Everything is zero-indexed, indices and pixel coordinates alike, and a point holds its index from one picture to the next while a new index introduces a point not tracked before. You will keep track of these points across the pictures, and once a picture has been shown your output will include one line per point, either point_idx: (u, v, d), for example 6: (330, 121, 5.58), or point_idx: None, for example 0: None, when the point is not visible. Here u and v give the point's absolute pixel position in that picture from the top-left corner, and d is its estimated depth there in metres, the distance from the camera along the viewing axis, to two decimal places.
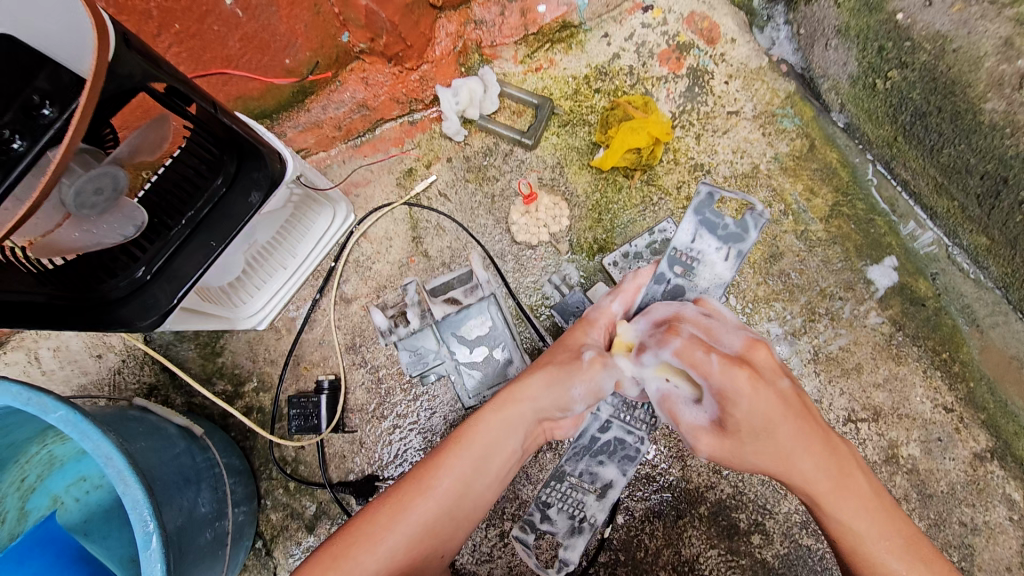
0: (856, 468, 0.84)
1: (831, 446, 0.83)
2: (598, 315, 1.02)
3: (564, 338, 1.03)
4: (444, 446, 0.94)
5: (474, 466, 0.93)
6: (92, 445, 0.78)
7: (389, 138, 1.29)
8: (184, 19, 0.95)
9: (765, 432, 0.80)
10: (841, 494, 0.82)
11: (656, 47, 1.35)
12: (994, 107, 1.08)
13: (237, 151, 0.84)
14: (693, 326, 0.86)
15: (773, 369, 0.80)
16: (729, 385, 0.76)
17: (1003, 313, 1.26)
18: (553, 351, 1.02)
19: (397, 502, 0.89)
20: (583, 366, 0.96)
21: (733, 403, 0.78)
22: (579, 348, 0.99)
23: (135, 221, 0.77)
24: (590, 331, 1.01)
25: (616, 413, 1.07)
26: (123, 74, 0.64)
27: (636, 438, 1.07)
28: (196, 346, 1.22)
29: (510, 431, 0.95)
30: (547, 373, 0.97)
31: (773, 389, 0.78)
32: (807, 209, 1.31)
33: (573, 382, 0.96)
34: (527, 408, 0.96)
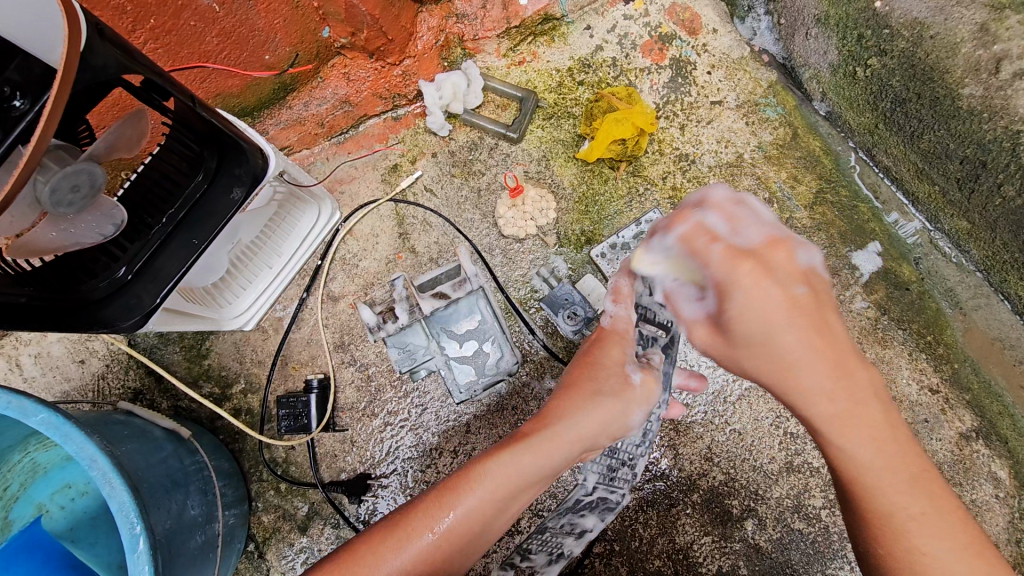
0: (851, 384, 0.78)
1: (834, 365, 0.78)
2: (623, 327, 0.96)
3: (599, 358, 0.93)
4: (462, 474, 0.83)
5: (497, 503, 0.82)
6: (75, 447, 0.76)
7: (372, 134, 1.29)
8: (159, 14, 0.89)
9: (756, 331, 0.80)
10: (849, 419, 0.78)
11: (639, 39, 1.35)
12: (971, 92, 1.10)
13: (218, 148, 0.83)
14: (716, 212, 0.88)
15: (786, 271, 0.80)
16: (728, 276, 0.80)
17: (986, 295, 1.28)
18: (593, 374, 0.91)
19: (402, 531, 0.79)
20: (638, 389, 0.91)
21: (729, 293, 0.80)
22: (624, 369, 0.92)
23: (114, 219, 0.76)
24: (624, 346, 0.95)
25: (602, 480, 1.04)
26: (95, 65, 0.62)
27: (617, 496, 1.05)
28: (181, 348, 1.21)
29: (548, 467, 0.85)
30: (599, 403, 0.88)
31: (774, 290, 0.79)
32: (792, 196, 1.32)
33: (631, 410, 0.90)
34: (572, 441, 0.86)
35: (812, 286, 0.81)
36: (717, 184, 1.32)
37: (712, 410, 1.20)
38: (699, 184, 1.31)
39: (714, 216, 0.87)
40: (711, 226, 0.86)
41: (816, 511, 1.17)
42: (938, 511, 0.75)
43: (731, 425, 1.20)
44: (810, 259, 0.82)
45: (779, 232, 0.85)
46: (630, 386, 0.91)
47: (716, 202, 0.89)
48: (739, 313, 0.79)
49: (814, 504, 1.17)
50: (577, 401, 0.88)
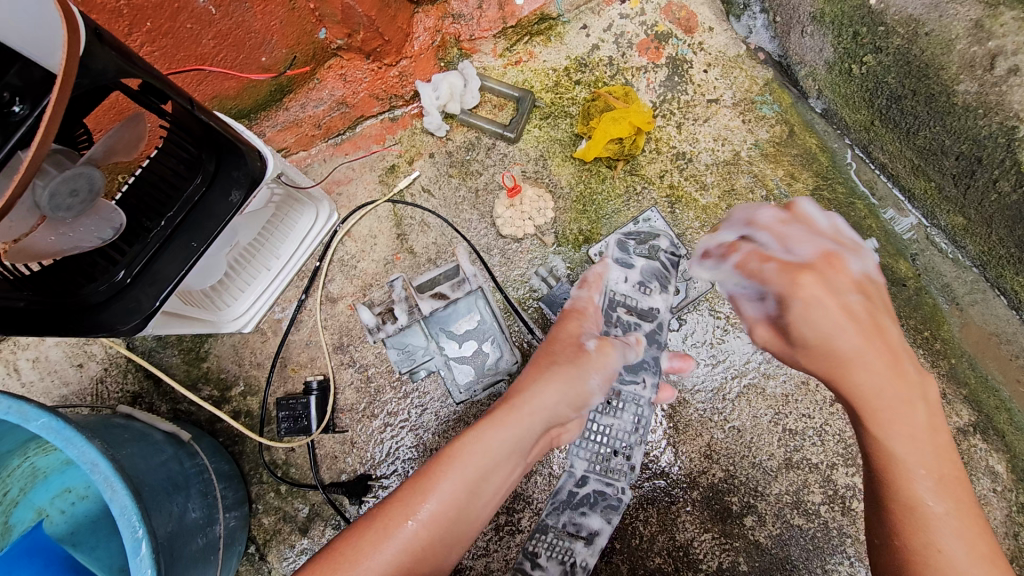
0: (921, 400, 0.82)
1: (896, 375, 0.82)
2: (582, 305, 1.09)
3: (555, 335, 1.04)
4: (436, 462, 0.87)
5: (472, 481, 0.86)
6: (75, 451, 0.76)
7: (369, 134, 1.29)
8: (156, 16, 0.88)
9: (813, 335, 0.86)
10: (892, 420, 0.81)
11: (635, 37, 1.35)
12: (966, 89, 1.11)
13: (216, 149, 0.82)
14: (766, 234, 1.00)
15: (842, 282, 0.88)
16: (789, 287, 0.88)
17: (982, 290, 1.29)
18: (550, 349, 1.01)
19: (384, 519, 0.82)
20: (591, 355, 1.00)
21: (790, 303, 0.88)
22: (577, 341, 1.02)
23: (112, 223, 0.75)
24: (581, 322, 1.06)
25: (594, 471, 1.11)
26: (96, 69, 0.62)
27: (615, 489, 1.10)
28: (180, 351, 1.21)
29: (515, 438, 0.90)
30: (553, 371, 0.97)
31: (835, 300, 0.86)
32: (789, 193, 1.32)
33: (585, 374, 0.98)
34: (537, 414, 0.92)
35: (869, 294, 0.90)
36: (715, 182, 1.32)
37: (711, 407, 1.21)
38: (696, 182, 1.32)
39: (767, 240, 0.98)
40: (765, 248, 0.97)
41: (815, 507, 1.17)
42: (986, 551, 0.74)
43: (730, 422, 1.20)
44: (862, 267, 0.92)
45: (836, 241, 0.98)
46: (583, 355, 1.00)
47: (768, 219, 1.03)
48: (800, 319, 0.86)
49: (814, 500, 1.17)
50: (536, 374, 0.97)
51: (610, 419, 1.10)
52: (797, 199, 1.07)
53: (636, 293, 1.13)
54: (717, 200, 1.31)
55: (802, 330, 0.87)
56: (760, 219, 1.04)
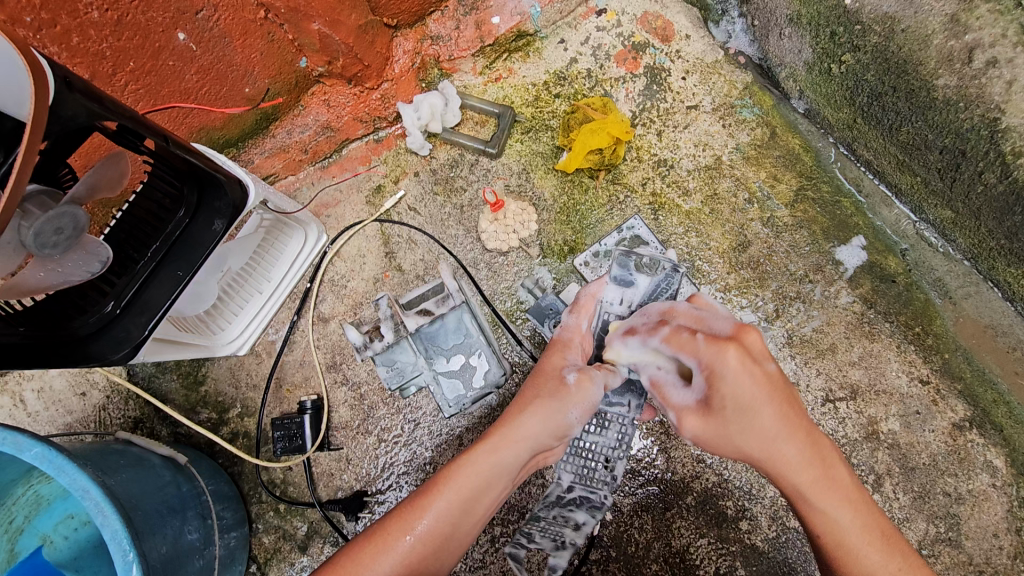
0: (837, 460, 0.84)
1: (811, 440, 0.83)
2: (569, 336, 1.05)
3: (541, 366, 1.03)
4: (431, 483, 0.89)
5: (463, 503, 0.88)
6: (68, 479, 0.78)
7: (355, 157, 1.31)
8: (138, 56, 0.91)
9: (750, 411, 0.82)
10: (825, 488, 0.82)
11: (613, 49, 1.38)
12: (946, 83, 1.07)
13: (197, 181, 0.85)
14: (684, 318, 0.91)
15: (761, 353, 0.84)
16: (716, 359, 0.81)
17: (974, 283, 1.28)
18: (534, 381, 1.00)
19: (381, 538, 0.83)
20: (573, 389, 0.97)
21: (721, 376, 0.81)
22: (560, 373, 0.99)
23: (100, 257, 0.79)
24: (566, 354, 1.03)
25: (579, 480, 1.09)
26: (65, 116, 0.65)
27: (600, 494, 1.09)
28: (178, 376, 1.24)
29: (503, 465, 0.91)
30: (536, 404, 0.96)
31: (761, 370, 0.81)
32: (772, 195, 1.33)
33: (566, 407, 0.96)
34: (524, 442, 0.93)
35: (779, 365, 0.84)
36: (697, 188, 1.33)
37: None
38: (678, 188, 1.33)
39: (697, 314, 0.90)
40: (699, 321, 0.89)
41: None
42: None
43: None
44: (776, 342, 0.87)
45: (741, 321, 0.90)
46: (566, 387, 0.97)
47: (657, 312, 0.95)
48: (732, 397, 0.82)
49: None
50: (520, 406, 0.97)
51: (593, 435, 1.08)
52: (696, 294, 0.98)
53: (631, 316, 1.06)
54: (700, 205, 1.33)
55: (734, 408, 0.82)
56: (677, 309, 0.93)
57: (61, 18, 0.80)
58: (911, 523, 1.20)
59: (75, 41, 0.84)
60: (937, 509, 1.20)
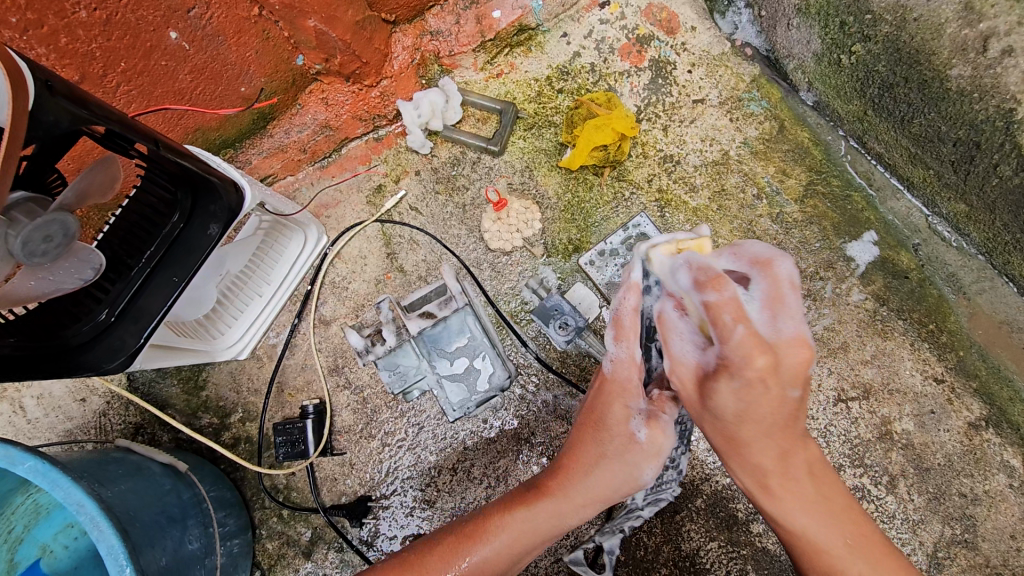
0: (809, 475, 0.81)
1: (784, 453, 0.80)
2: (626, 375, 0.91)
3: (603, 417, 0.92)
4: (477, 531, 0.89)
5: (512, 556, 0.89)
6: (62, 493, 0.77)
7: (355, 155, 1.29)
8: (129, 56, 0.89)
9: (736, 416, 0.77)
10: (782, 505, 0.82)
11: (617, 42, 1.34)
12: (960, 73, 1.03)
13: (191, 186, 0.83)
14: (766, 287, 0.81)
15: (794, 376, 0.76)
16: (739, 360, 0.73)
17: (989, 278, 1.25)
18: (599, 434, 0.92)
19: (420, 568, 0.87)
20: (644, 447, 0.90)
21: (732, 375, 0.74)
22: (628, 428, 0.90)
23: (91, 263, 0.77)
24: (623, 394, 0.91)
25: (648, 488, 1.06)
26: (47, 121, 0.63)
27: (668, 494, 1.07)
28: (179, 381, 1.22)
29: (558, 524, 0.90)
30: (601, 466, 0.91)
31: (777, 391, 0.75)
32: (781, 190, 1.30)
33: (639, 468, 0.90)
34: (582, 502, 0.90)
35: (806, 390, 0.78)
36: (704, 184, 1.30)
37: None
38: (685, 184, 1.30)
39: (756, 296, 0.81)
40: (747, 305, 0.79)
41: None
42: None
43: None
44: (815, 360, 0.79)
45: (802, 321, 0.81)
46: (635, 446, 0.90)
47: (779, 276, 0.81)
48: (725, 395, 0.76)
49: None
50: (584, 466, 0.92)
51: None
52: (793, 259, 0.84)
53: None
54: (708, 202, 1.30)
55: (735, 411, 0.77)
56: (773, 268, 0.82)
57: (47, 18, 0.77)
58: (926, 525, 1.17)
59: (64, 42, 0.81)
60: (952, 510, 1.18)
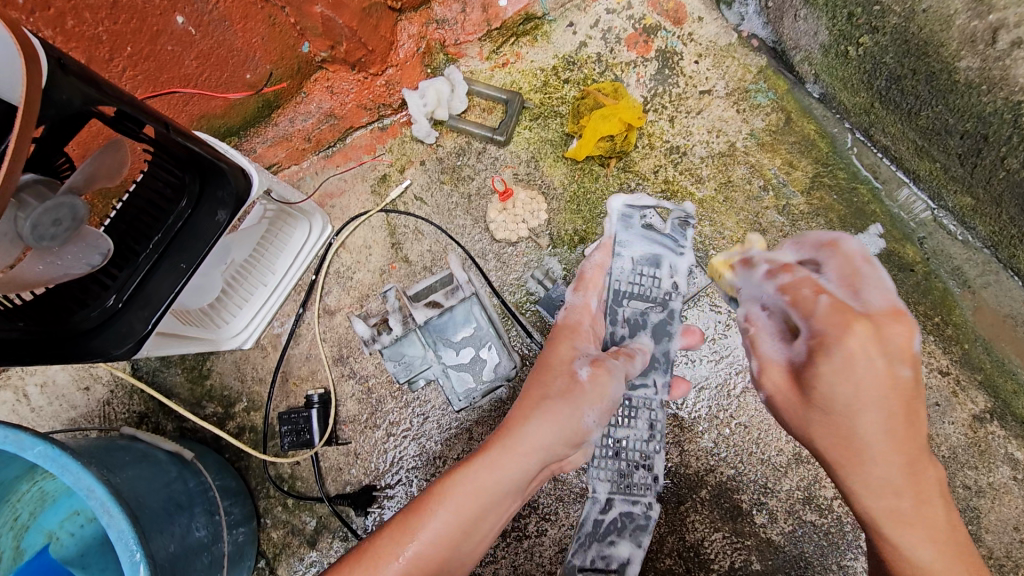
0: (936, 495, 0.81)
1: (912, 463, 0.80)
2: (576, 319, 1.07)
3: (546, 362, 1.02)
4: (427, 497, 0.88)
5: (464, 520, 0.87)
6: (71, 477, 0.76)
7: (360, 145, 1.28)
8: (136, 40, 0.88)
9: (841, 407, 0.81)
10: (907, 517, 0.80)
11: (623, 32, 1.34)
12: (969, 65, 1.02)
13: (199, 170, 0.83)
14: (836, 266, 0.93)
15: (901, 353, 0.80)
16: (829, 331, 0.80)
17: (995, 272, 1.25)
18: (541, 378, 1.00)
19: (371, 559, 0.83)
20: (585, 386, 0.98)
21: (828, 350, 0.80)
22: (571, 368, 1.00)
23: (100, 249, 0.77)
24: (576, 342, 1.04)
25: (617, 489, 1.10)
26: (60, 101, 0.62)
27: (642, 506, 1.10)
28: (183, 370, 1.22)
29: (507, 478, 0.90)
30: (543, 408, 0.96)
31: (885, 366, 0.79)
32: (787, 182, 1.30)
33: (580, 410, 0.97)
34: (530, 453, 0.92)
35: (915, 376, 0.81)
36: (710, 175, 1.30)
37: (717, 404, 1.18)
38: (691, 175, 1.30)
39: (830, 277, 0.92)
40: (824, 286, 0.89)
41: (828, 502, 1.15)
42: None
43: (736, 419, 1.18)
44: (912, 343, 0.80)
45: (891, 311, 0.83)
46: (575, 386, 0.98)
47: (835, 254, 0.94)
48: (835, 377, 0.80)
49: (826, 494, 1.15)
50: (526, 411, 0.96)
51: (624, 429, 1.11)
52: (840, 237, 0.97)
53: (637, 282, 1.11)
54: (714, 193, 1.29)
55: (825, 395, 0.81)
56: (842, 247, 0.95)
57: (54, 0, 0.77)
58: None
59: (70, 25, 0.80)
60: (956, 502, 1.18)
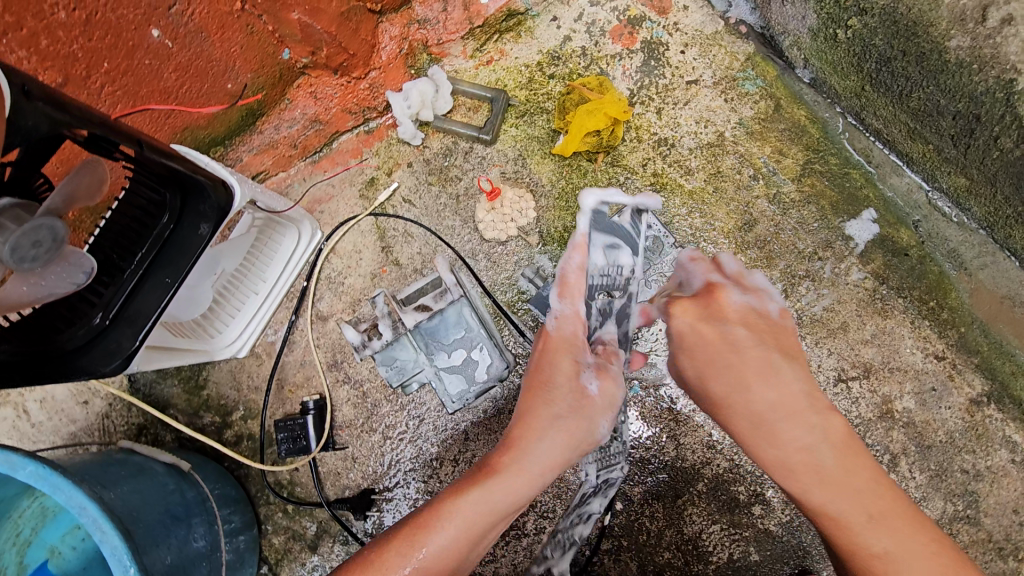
0: (825, 443, 0.93)
1: (822, 430, 0.93)
2: (569, 329, 1.05)
3: (549, 376, 1.01)
4: (434, 513, 0.88)
5: (471, 537, 0.88)
6: (64, 496, 0.77)
7: (346, 149, 1.28)
8: (112, 56, 0.88)
9: (765, 420, 0.94)
10: (818, 484, 0.91)
11: (608, 24, 1.32)
12: (959, 44, 1.01)
13: (179, 185, 0.83)
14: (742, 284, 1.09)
15: (788, 350, 1.00)
16: (739, 358, 0.97)
17: (990, 253, 1.23)
18: (545, 391, 1.00)
19: (378, 564, 0.85)
20: (591, 399, 1.01)
21: (686, 356, 1.01)
22: (575, 382, 1.01)
23: (83, 267, 0.77)
24: (570, 350, 1.03)
25: (599, 466, 1.12)
26: (26, 127, 0.62)
27: (617, 471, 1.13)
28: (180, 381, 1.23)
29: (515, 495, 0.91)
30: (552, 427, 0.97)
31: (761, 355, 0.98)
32: (778, 170, 1.28)
33: (586, 423, 0.99)
34: (538, 471, 0.94)
35: (751, 326, 1.01)
36: (700, 166, 1.29)
37: None
38: (680, 167, 1.29)
39: (742, 295, 1.04)
40: (733, 292, 1.05)
41: None
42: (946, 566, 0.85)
43: None
44: (746, 300, 1.04)
45: (733, 279, 1.08)
46: (583, 400, 1.00)
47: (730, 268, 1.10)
48: (727, 388, 0.96)
49: None
50: (534, 430, 0.96)
51: None
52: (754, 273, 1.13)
53: (611, 272, 1.08)
54: (704, 184, 1.28)
55: (728, 404, 0.97)
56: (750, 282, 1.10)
57: (26, 20, 0.76)
58: (928, 502, 1.18)
59: (44, 44, 0.80)
60: (954, 486, 1.18)
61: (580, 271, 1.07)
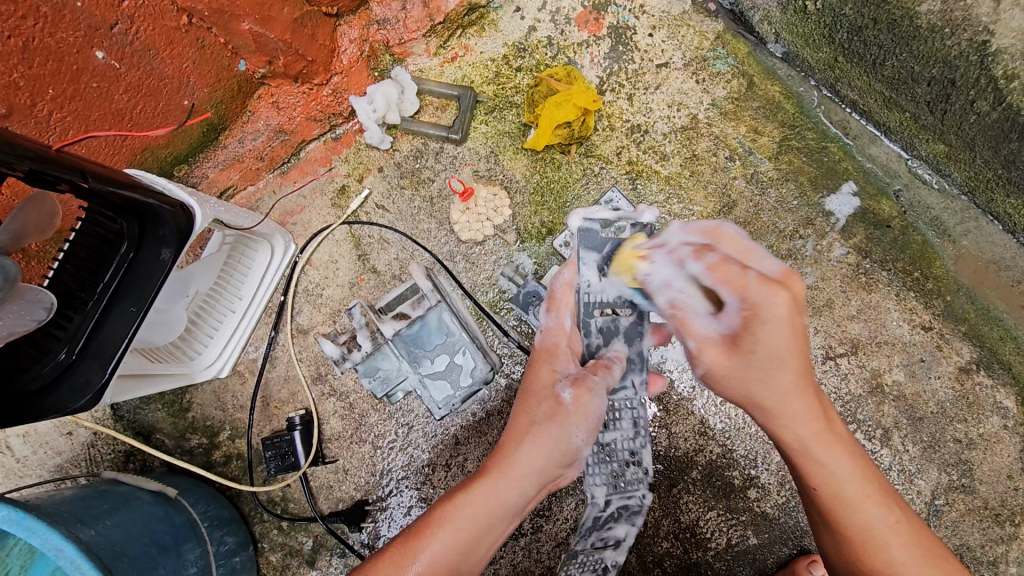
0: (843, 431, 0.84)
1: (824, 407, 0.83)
2: (553, 341, 1.00)
3: (530, 384, 0.97)
4: (426, 520, 0.87)
5: (462, 545, 0.85)
6: (40, 539, 0.77)
7: (314, 159, 1.26)
8: (57, 82, 0.85)
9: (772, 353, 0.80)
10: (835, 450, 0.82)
11: (573, 12, 1.29)
12: (930, 8, 1.00)
13: (136, 213, 0.81)
14: (730, 246, 0.92)
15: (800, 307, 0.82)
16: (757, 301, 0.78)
17: (973, 218, 1.22)
18: (527, 402, 0.95)
19: None
20: (569, 407, 0.92)
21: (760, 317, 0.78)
22: (554, 391, 0.94)
23: (42, 303, 0.76)
24: (556, 363, 0.98)
25: (613, 491, 1.00)
26: None
27: (637, 497, 1.00)
28: (163, 405, 1.21)
29: (500, 503, 0.88)
30: (533, 431, 0.92)
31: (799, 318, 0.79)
32: (754, 149, 1.26)
33: (568, 430, 0.92)
34: (524, 480, 0.90)
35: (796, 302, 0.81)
36: (675, 151, 1.27)
37: (700, 383, 1.17)
38: (655, 154, 1.27)
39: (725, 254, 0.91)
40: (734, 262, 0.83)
41: None
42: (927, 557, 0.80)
43: (720, 398, 1.17)
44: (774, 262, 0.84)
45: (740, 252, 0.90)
46: (561, 407, 0.92)
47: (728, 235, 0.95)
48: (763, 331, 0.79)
49: None
50: (516, 436, 0.93)
51: (611, 433, 0.99)
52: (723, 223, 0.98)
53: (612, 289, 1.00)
54: (680, 169, 1.26)
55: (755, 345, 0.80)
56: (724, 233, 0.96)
57: None
58: (923, 473, 1.17)
59: None
60: (948, 457, 1.18)
61: (570, 289, 1.01)
